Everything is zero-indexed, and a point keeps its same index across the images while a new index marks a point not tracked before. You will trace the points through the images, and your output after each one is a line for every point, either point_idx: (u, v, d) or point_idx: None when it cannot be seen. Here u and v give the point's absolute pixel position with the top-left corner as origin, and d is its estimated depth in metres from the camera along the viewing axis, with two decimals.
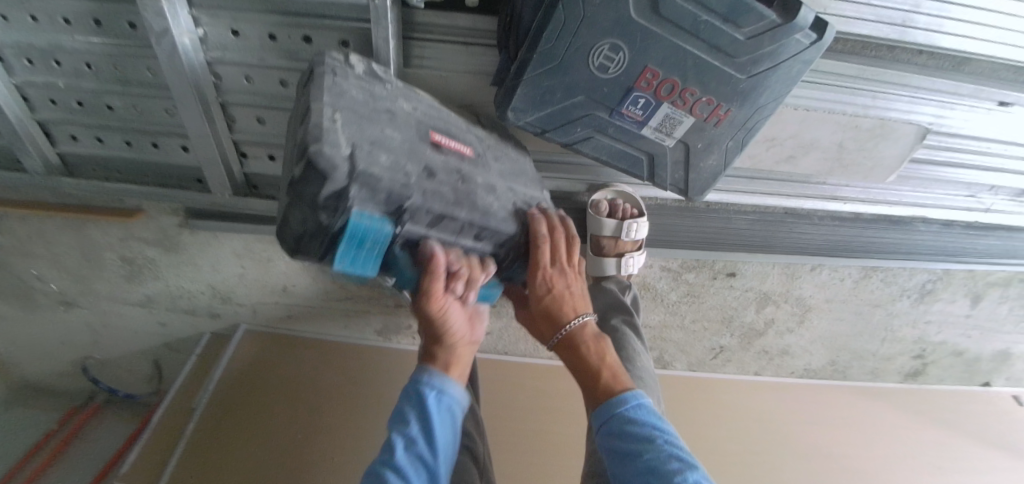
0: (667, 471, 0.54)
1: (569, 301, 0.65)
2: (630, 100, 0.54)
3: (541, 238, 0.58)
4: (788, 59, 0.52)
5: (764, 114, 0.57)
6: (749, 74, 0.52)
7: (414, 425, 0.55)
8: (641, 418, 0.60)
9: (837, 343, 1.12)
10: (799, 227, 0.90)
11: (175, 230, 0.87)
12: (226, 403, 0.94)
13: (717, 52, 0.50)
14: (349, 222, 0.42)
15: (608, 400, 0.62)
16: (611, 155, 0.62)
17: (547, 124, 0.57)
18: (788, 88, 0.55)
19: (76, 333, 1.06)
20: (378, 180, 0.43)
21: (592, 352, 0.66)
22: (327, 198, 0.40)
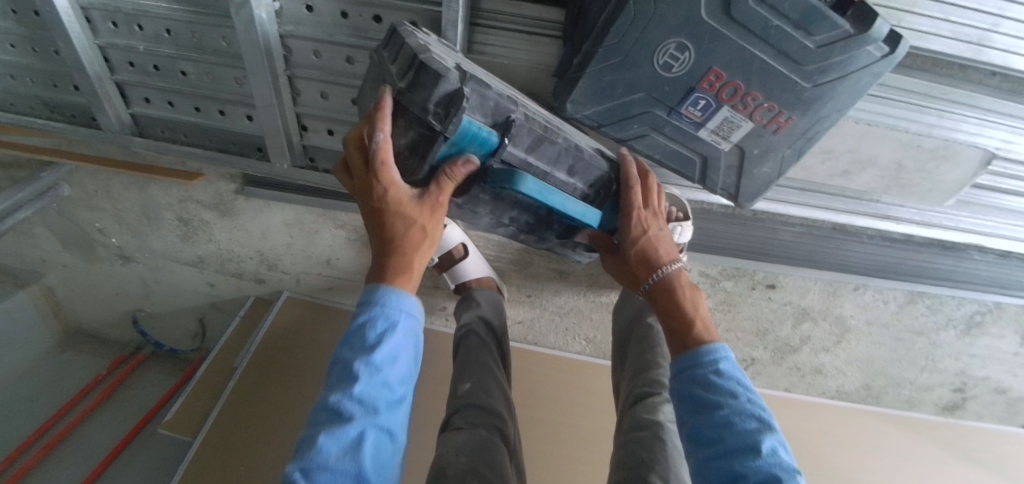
0: (742, 433, 0.49)
1: (662, 245, 0.61)
2: (691, 100, 0.54)
3: (634, 176, 0.58)
4: (856, 71, 0.51)
5: (826, 125, 0.56)
6: (814, 83, 0.51)
7: (378, 356, 0.45)
8: (725, 371, 0.53)
9: (873, 367, 1.09)
10: (846, 244, 0.88)
11: (230, 196, 0.93)
12: (266, 365, 0.99)
13: (785, 58, 0.50)
14: (460, 127, 0.44)
15: (694, 347, 0.56)
16: (664, 154, 0.62)
17: (604, 118, 0.58)
18: (854, 100, 0.54)
19: (130, 286, 1.13)
20: (488, 90, 0.46)
21: (688, 301, 0.59)
22: (436, 104, 0.43)
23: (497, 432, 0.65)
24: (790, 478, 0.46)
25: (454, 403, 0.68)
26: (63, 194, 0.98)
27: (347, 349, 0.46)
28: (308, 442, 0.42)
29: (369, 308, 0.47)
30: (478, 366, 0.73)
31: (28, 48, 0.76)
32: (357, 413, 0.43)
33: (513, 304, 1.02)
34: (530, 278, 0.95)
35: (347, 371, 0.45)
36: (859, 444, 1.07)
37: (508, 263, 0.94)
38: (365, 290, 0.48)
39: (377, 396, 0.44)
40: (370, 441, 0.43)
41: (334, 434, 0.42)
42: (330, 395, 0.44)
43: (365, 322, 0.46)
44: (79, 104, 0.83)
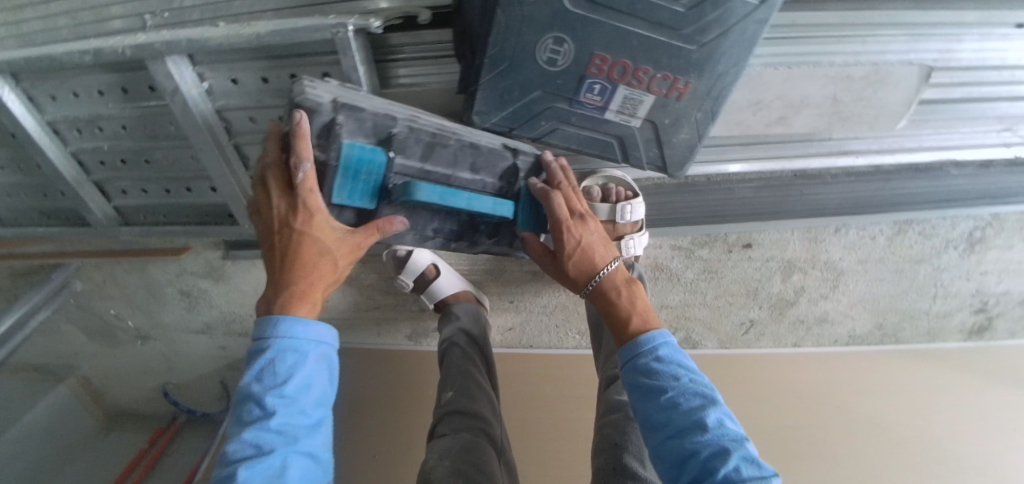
0: (688, 412, 0.50)
1: (598, 249, 0.61)
2: (586, 87, 0.56)
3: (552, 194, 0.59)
4: (738, 22, 0.51)
5: (728, 81, 0.56)
6: (699, 43, 0.52)
7: (292, 388, 0.47)
8: (665, 357, 0.55)
9: (880, 305, 1.05)
10: (811, 188, 0.86)
11: (219, 261, 1.00)
12: None
13: (660, 27, 0.51)
14: (344, 152, 0.50)
15: (633, 340, 0.56)
16: (581, 143, 0.64)
17: (513, 122, 0.60)
18: (747, 51, 0.54)
19: (153, 362, 1.22)
20: (362, 113, 0.50)
21: (625, 299, 0.59)
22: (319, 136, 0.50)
23: (481, 431, 0.67)
24: (740, 446, 0.48)
25: (439, 412, 0.71)
26: (76, 289, 1.07)
27: (255, 384, 0.47)
28: (228, 473, 0.44)
29: (271, 343, 0.48)
30: (461, 376, 0.76)
31: (15, 168, 0.85)
32: (278, 443, 0.46)
33: (500, 311, 1.06)
34: (505, 285, 1.00)
35: (261, 405, 0.46)
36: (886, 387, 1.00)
37: (482, 273, 1.01)
38: (261, 323, 0.49)
39: (295, 424, 0.47)
40: (292, 468, 0.46)
41: (256, 466, 0.44)
42: (246, 428, 0.46)
43: (274, 356, 0.47)
44: (67, 208, 0.91)
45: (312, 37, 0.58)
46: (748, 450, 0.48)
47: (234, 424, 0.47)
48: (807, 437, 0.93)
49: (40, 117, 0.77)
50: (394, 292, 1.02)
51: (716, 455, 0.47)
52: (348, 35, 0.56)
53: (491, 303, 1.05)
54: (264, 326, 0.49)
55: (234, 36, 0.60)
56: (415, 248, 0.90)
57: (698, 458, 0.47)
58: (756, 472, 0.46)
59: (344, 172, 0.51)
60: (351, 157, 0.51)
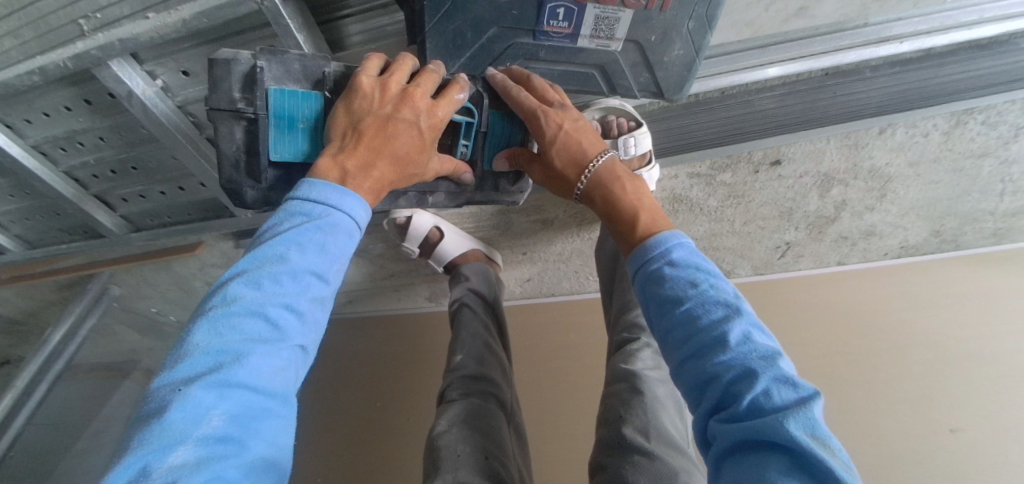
0: (709, 326, 0.41)
1: (583, 138, 0.54)
2: (548, 13, 0.48)
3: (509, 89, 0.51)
4: None
5: None
6: None
7: (325, 265, 0.39)
8: (679, 260, 0.46)
9: (937, 210, 0.93)
10: (846, 86, 0.74)
11: (233, 251, 1.02)
12: (320, 380, 1.11)
13: None
14: (271, 98, 0.47)
15: (642, 244, 0.48)
16: (557, 79, 0.56)
17: (475, 68, 0.54)
18: None
19: None
20: (285, 54, 0.48)
21: (629, 192, 0.53)
22: (241, 90, 0.47)
23: (490, 398, 0.68)
24: (771, 365, 0.38)
25: (449, 376, 0.71)
26: (116, 293, 1.14)
27: (292, 248, 0.38)
28: (218, 357, 0.33)
29: (324, 210, 0.40)
30: (471, 338, 0.76)
31: (21, 193, 0.85)
32: (293, 333, 0.37)
33: (515, 263, 1.03)
34: (514, 238, 0.96)
35: (295, 276, 0.37)
36: (949, 298, 0.91)
37: (491, 228, 0.94)
38: (321, 182, 0.41)
39: (312, 317, 0.39)
40: (290, 368, 0.37)
41: (268, 352, 0.35)
42: (252, 300, 0.35)
43: (325, 224, 0.40)
44: (80, 223, 0.92)
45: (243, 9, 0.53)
46: (786, 366, 0.38)
47: (228, 294, 0.35)
48: (846, 363, 0.88)
49: (24, 141, 0.75)
50: (403, 259, 1.00)
51: (741, 378, 0.37)
52: (275, 2, 0.51)
53: (505, 258, 1.02)
54: (325, 188, 0.41)
55: (166, 26, 0.55)
56: (415, 212, 0.84)
57: (720, 382, 0.38)
58: (794, 393, 0.35)
59: (278, 123, 0.48)
60: (281, 105, 0.48)
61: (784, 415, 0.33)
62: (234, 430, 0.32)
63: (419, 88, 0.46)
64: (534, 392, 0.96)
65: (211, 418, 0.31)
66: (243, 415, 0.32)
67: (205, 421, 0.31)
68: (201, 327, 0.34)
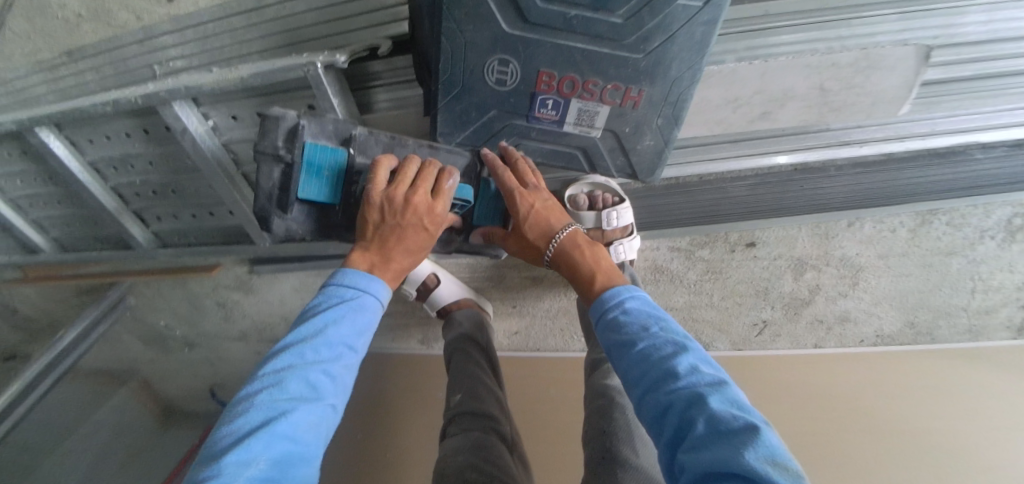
0: (660, 359, 0.47)
1: (551, 216, 0.63)
2: (539, 103, 0.57)
3: (494, 167, 0.61)
4: (683, 26, 0.50)
5: (683, 85, 0.55)
6: (645, 51, 0.52)
7: (355, 338, 0.49)
8: (632, 309, 0.54)
9: (909, 301, 0.98)
10: (814, 182, 0.82)
11: (246, 275, 1.09)
12: None
13: (600, 40, 0.51)
14: (306, 149, 0.57)
15: (599, 297, 0.57)
16: (546, 155, 0.65)
17: (476, 140, 0.63)
18: (700, 54, 0.53)
19: (200, 366, 1.35)
20: (322, 116, 0.57)
21: (588, 260, 0.61)
22: (283, 140, 0.56)
23: (490, 431, 0.71)
24: (717, 390, 0.43)
25: (449, 413, 0.76)
26: (130, 303, 1.21)
27: (330, 324, 0.48)
28: (267, 414, 0.42)
29: (357, 293, 0.51)
30: (467, 378, 0.80)
31: (70, 202, 0.95)
32: (328, 394, 0.46)
33: (505, 315, 1.09)
34: (506, 290, 1.02)
35: (331, 345, 0.48)
36: (929, 388, 0.91)
37: (484, 280, 1.00)
38: (353, 270, 0.53)
39: (342, 384, 0.48)
40: (325, 424, 0.45)
41: (307, 411, 0.43)
42: (296, 366, 0.45)
43: (354, 303, 0.51)
44: (114, 234, 1.02)
45: (291, 76, 0.64)
46: (730, 391, 0.43)
47: (278, 363, 0.45)
48: (833, 445, 0.86)
49: (83, 158, 0.86)
50: (400, 299, 1.06)
51: (691, 405, 0.43)
52: (318, 72, 0.62)
53: (496, 308, 1.07)
54: (355, 276, 0.52)
55: (224, 80, 0.66)
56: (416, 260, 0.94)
57: (675, 411, 0.44)
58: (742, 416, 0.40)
59: (307, 169, 0.58)
60: (313, 155, 0.57)
61: (744, 448, 0.37)
62: (274, 477, 0.39)
63: (421, 191, 0.56)
64: (523, 440, 0.99)
65: (257, 463, 0.39)
66: (282, 465, 0.40)
67: (252, 465, 0.38)
68: (258, 390, 0.44)
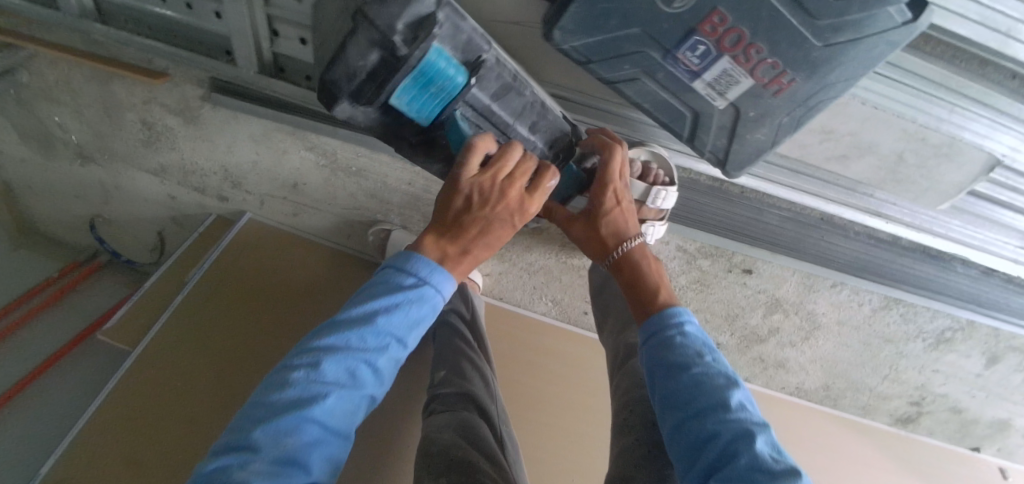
0: (712, 388, 0.47)
1: (630, 218, 0.63)
2: (689, 44, 0.50)
3: (610, 148, 0.62)
4: (873, 35, 0.48)
5: (830, 93, 0.53)
6: (826, 42, 0.48)
7: (406, 332, 0.48)
8: (690, 333, 0.54)
9: (836, 369, 1.07)
10: (831, 237, 0.84)
11: (197, 102, 0.86)
12: (227, 292, 0.92)
13: (798, 7, 0.46)
14: (428, 54, 0.48)
15: (663, 313, 0.56)
16: (654, 105, 0.58)
17: (593, 54, 0.53)
18: (865, 70, 0.51)
19: (88, 190, 1.07)
20: (462, 23, 0.49)
21: (654, 274, 0.61)
22: (406, 26, 0.46)
23: (476, 411, 0.75)
24: (765, 432, 0.43)
25: (434, 391, 0.80)
26: (20, 80, 0.92)
27: (380, 312, 0.46)
28: (303, 392, 0.41)
29: (418, 284, 0.48)
30: (452, 354, 0.85)
31: None
32: (367, 385, 0.45)
33: None
34: None
35: (379, 334, 0.46)
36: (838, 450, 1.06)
37: None
38: (420, 256, 0.50)
39: (383, 372, 0.47)
40: (358, 412, 0.45)
41: (342, 398, 0.43)
42: (339, 348, 0.44)
43: (411, 296, 0.48)
44: None
45: None
46: (773, 437, 0.44)
47: (323, 340, 0.44)
48: None
49: None
50: (378, 199, 0.91)
51: (738, 439, 0.42)
52: None
53: None
54: (421, 262, 0.49)
55: None
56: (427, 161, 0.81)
57: (718, 441, 0.43)
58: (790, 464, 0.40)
59: (417, 75, 0.49)
60: (432, 63, 0.48)
61: None
62: (296, 460, 0.39)
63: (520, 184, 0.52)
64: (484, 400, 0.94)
65: (284, 442, 0.39)
66: (308, 450, 0.40)
67: (278, 443, 0.39)
68: (297, 366, 0.43)
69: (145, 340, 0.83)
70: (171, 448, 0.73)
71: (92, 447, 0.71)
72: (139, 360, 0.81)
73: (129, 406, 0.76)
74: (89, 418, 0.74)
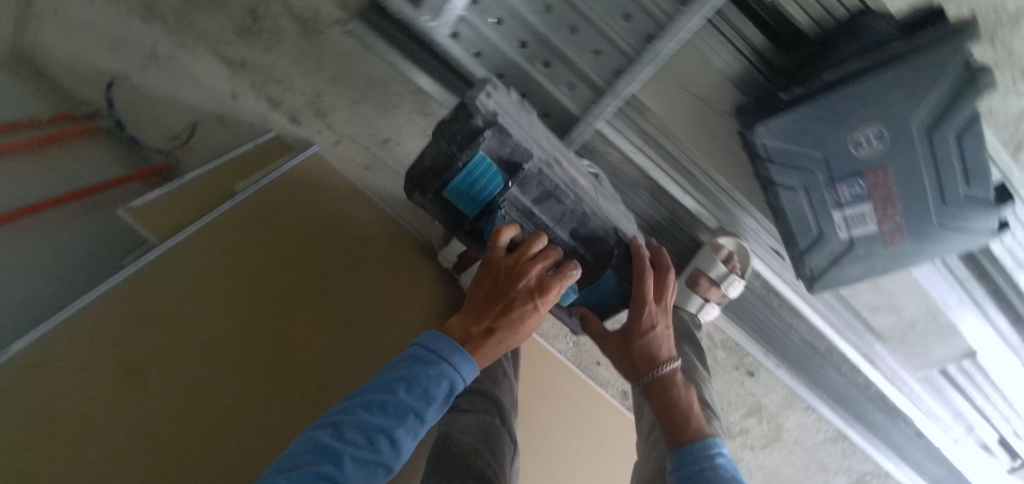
0: None
1: (663, 343, 0.72)
2: (851, 182, 0.66)
3: (643, 267, 0.72)
4: (970, 231, 0.67)
5: (920, 257, 0.71)
6: (941, 223, 0.67)
7: (425, 405, 0.54)
8: (722, 464, 0.61)
9: (772, 476, 1.20)
10: (827, 368, 0.97)
11: (330, 20, 0.81)
12: (276, 220, 0.81)
13: (940, 192, 0.64)
14: (475, 158, 0.63)
15: (693, 444, 0.63)
16: (792, 215, 0.72)
17: (776, 156, 0.67)
18: (948, 250, 0.71)
19: (127, 48, 0.91)
20: (508, 135, 0.64)
21: (683, 401, 0.68)
22: (462, 138, 0.64)
23: (499, 419, 0.78)
24: None
25: (459, 388, 0.81)
26: None
27: (402, 387, 0.54)
28: (326, 454, 0.48)
29: (440, 364, 0.57)
30: (487, 358, 0.86)
31: None
32: (385, 453, 0.51)
33: None
34: None
35: (398, 407, 0.53)
36: None
37: None
38: (441, 338, 0.59)
39: (401, 444, 0.52)
40: (375, 477, 0.50)
41: (360, 462, 0.49)
42: (362, 415, 0.51)
43: (433, 373, 0.56)
44: None
45: None
46: None
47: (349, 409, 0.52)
48: None
49: None
50: None
51: None
52: None
53: None
54: (442, 344, 0.58)
55: None
56: None
57: None
58: None
59: (468, 175, 0.64)
60: (477, 163, 0.64)
61: None
62: None
63: (537, 266, 0.65)
64: None
65: None
66: None
67: None
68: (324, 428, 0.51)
69: (177, 241, 0.68)
70: (169, 386, 0.57)
71: (89, 339, 0.55)
72: (166, 256, 0.66)
73: (134, 309, 0.60)
74: (87, 302, 0.57)
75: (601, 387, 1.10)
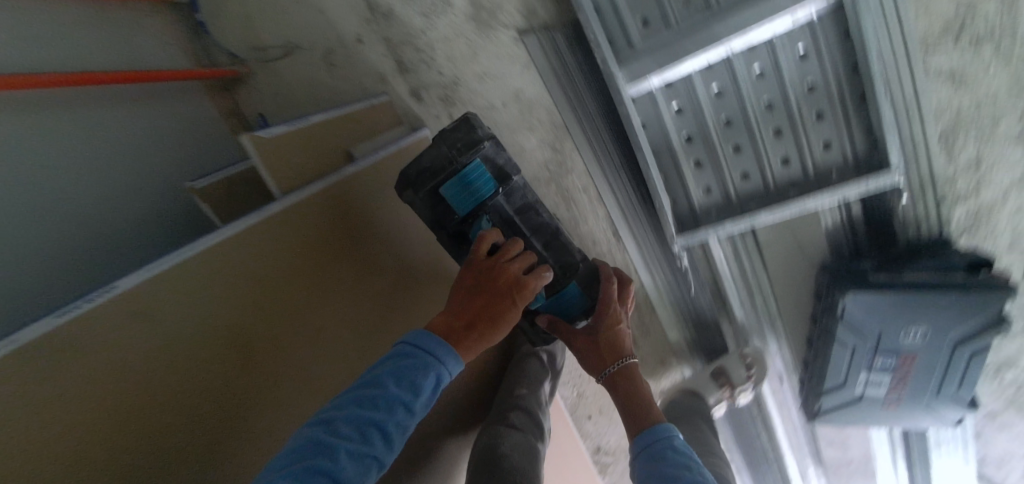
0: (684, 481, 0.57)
1: (625, 338, 0.76)
2: (886, 356, 0.82)
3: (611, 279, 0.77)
4: (940, 416, 0.87)
5: (897, 421, 0.90)
6: (927, 405, 0.86)
7: (416, 399, 0.56)
8: (676, 446, 0.65)
9: None
10: (770, 471, 1.16)
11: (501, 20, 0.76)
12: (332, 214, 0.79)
13: (941, 385, 0.83)
14: (472, 163, 0.69)
15: (654, 428, 0.68)
16: (830, 363, 0.86)
17: (848, 317, 0.80)
18: (917, 424, 0.90)
19: None
20: (501, 152, 0.72)
21: (640, 392, 0.74)
22: (462, 145, 0.69)
23: (541, 440, 0.80)
24: None
25: (509, 400, 0.83)
26: None
27: (391, 384, 0.56)
28: (319, 447, 0.50)
29: (427, 358, 0.59)
30: (535, 379, 0.88)
31: None
32: (377, 447, 0.52)
33: None
34: None
35: (387, 402, 0.54)
36: None
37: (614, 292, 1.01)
38: (424, 336, 0.61)
39: (391, 437, 0.54)
40: (367, 470, 0.51)
41: (353, 454, 0.50)
42: (351, 410, 0.53)
43: (422, 369, 0.58)
44: None
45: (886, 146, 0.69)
46: None
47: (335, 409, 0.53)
48: None
49: None
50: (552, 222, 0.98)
51: None
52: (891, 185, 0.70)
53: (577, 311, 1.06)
54: (425, 339, 0.60)
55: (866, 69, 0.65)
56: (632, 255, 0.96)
57: None
58: None
59: (462, 177, 0.69)
60: (473, 168, 0.69)
61: None
62: None
63: (514, 267, 0.68)
64: None
65: None
66: None
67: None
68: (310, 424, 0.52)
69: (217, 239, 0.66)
70: (171, 404, 0.58)
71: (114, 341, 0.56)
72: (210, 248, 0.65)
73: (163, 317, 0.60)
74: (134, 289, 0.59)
75: (582, 437, 1.18)
